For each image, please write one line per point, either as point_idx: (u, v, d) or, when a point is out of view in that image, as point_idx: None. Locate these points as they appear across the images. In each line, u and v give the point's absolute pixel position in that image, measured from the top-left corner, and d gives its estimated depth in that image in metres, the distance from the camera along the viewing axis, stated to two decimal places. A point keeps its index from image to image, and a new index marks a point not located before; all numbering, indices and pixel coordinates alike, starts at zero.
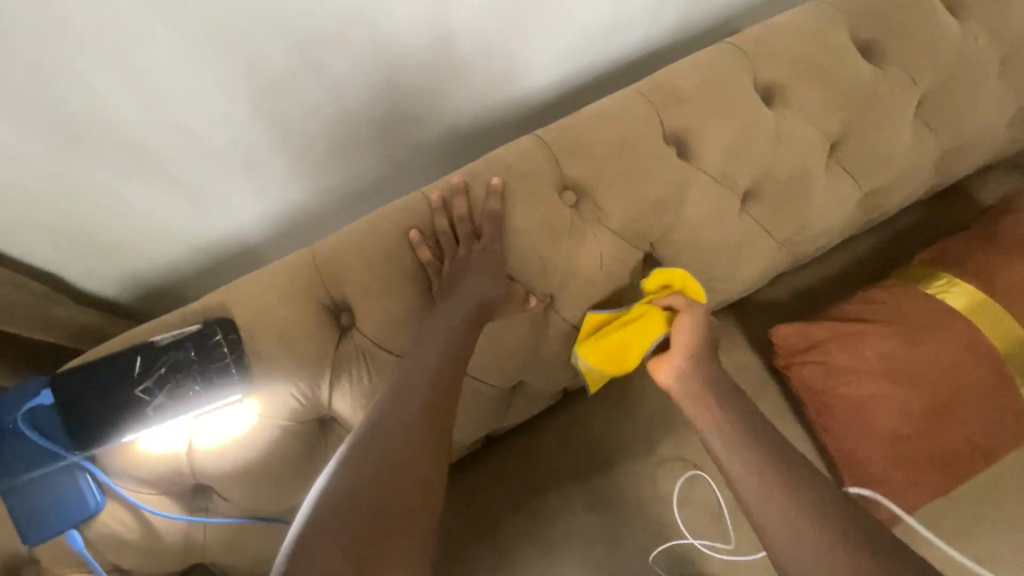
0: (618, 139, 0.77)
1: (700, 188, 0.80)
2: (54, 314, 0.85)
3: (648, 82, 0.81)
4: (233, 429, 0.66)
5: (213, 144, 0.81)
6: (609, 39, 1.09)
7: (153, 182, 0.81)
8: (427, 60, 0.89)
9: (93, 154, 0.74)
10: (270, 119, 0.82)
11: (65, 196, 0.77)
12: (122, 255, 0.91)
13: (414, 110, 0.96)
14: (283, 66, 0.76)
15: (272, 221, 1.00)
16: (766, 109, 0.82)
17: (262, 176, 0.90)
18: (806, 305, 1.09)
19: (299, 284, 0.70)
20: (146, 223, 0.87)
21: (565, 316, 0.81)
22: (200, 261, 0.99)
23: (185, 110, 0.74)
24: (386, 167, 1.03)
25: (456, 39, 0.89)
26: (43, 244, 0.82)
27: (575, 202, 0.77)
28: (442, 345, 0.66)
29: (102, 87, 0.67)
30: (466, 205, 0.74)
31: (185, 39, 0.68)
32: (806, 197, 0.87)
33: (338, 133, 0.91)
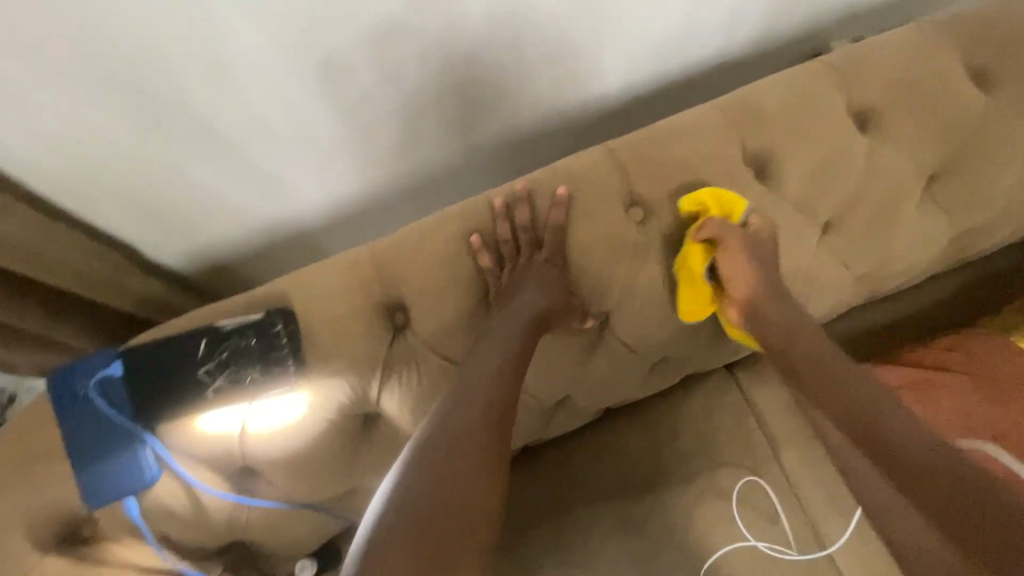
0: (695, 158, 0.74)
1: (778, 214, 0.75)
2: (121, 282, 0.90)
3: (732, 97, 0.77)
4: (285, 416, 0.67)
5: (283, 130, 0.83)
6: (686, 49, 1.04)
7: (220, 163, 0.84)
8: (496, 61, 0.88)
9: (169, 134, 0.76)
10: (339, 109, 0.83)
11: (143, 172, 0.81)
12: (186, 231, 0.94)
13: (479, 109, 0.95)
14: (355, 57, 0.77)
15: (326, 208, 1.01)
16: (858, 135, 0.76)
17: (323, 166, 0.92)
18: (876, 345, 1.01)
19: (359, 280, 0.70)
20: (214, 203, 0.90)
21: (621, 336, 0.78)
22: (258, 240, 1.03)
23: (257, 96, 0.76)
24: (445, 164, 1.03)
25: (531, 42, 0.87)
26: (116, 216, 0.86)
27: (642, 218, 0.74)
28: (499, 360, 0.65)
29: (187, 71, 0.69)
30: (530, 217, 0.73)
31: (266, 29, 0.69)
32: (893, 232, 0.80)
33: (403, 127, 0.92)
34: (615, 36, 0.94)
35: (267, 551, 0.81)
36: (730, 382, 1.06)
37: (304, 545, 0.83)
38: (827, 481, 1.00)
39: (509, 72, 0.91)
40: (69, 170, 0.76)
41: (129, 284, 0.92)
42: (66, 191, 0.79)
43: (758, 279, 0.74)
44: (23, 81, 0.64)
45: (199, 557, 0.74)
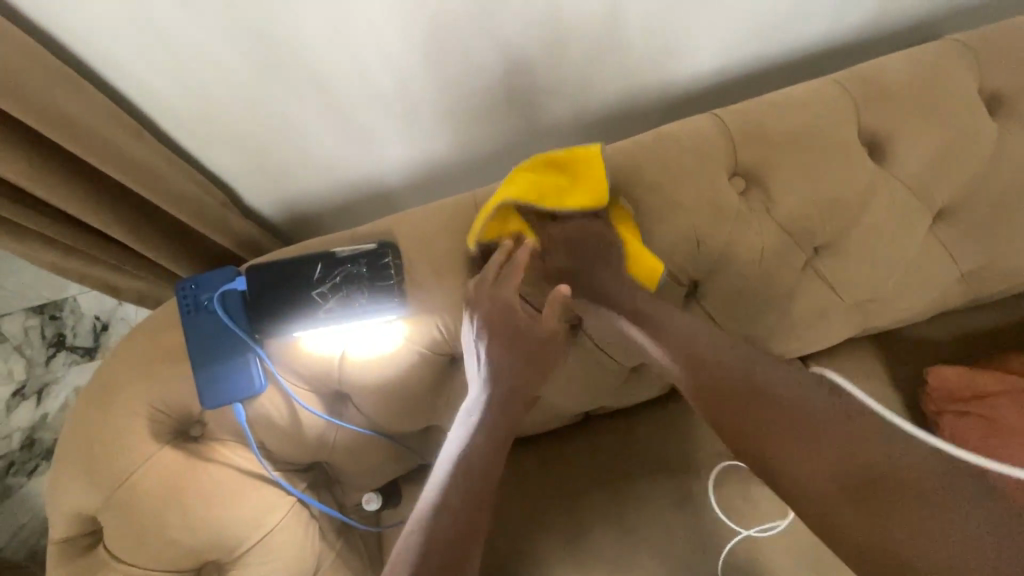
0: (806, 130, 0.72)
1: (889, 195, 0.73)
2: (226, 219, 0.96)
3: (851, 72, 0.74)
4: (384, 345, 0.71)
5: (386, 86, 0.86)
6: (796, 30, 0.99)
7: (328, 109, 0.88)
8: (603, 28, 0.87)
9: (288, 76, 0.81)
10: (442, 68, 0.86)
11: (259, 113, 0.86)
12: (288, 175, 0.99)
13: (576, 76, 0.95)
14: (468, 11, 0.78)
15: (417, 167, 1.05)
16: (988, 119, 0.72)
17: (420, 122, 0.95)
18: (969, 351, 0.96)
19: (460, 225, 0.73)
20: (315, 151, 0.95)
21: (709, 305, 0.78)
22: (347, 194, 1.07)
23: (372, 44, 0.79)
24: (534, 132, 1.04)
25: (636, 12, 0.87)
26: (230, 154, 0.92)
27: (744, 188, 0.74)
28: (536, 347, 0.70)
29: (312, 18, 0.73)
30: (633, 178, 0.73)
31: None
32: (1010, 226, 0.76)
33: (499, 91, 0.93)
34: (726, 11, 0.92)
35: (345, 475, 0.87)
36: None
37: (377, 476, 0.88)
38: None
39: (613, 41, 0.90)
40: (197, 105, 0.82)
41: (233, 222, 0.98)
42: (191, 125, 0.85)
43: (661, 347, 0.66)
44: (170, 20, 0.70)
45: (288, 470, 0.81)
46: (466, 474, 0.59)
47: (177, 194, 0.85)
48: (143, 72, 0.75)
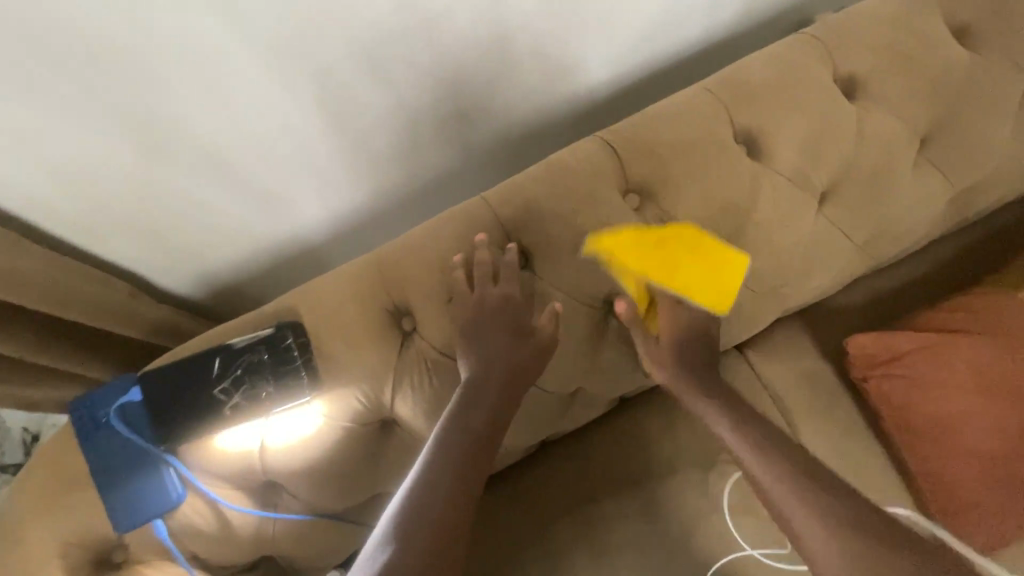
0: (687, 140, 0.74)
1: (774, 189, 0.75)
2: (132, 307, 0.88)
3: (718, 77, 0.77)
4: (302, 428, 0.68)
5: (283, 147, 0.83)
6: (672, 34, 1.03)
7: (226, 184, 0.83)
8: (484, 59, 0.87)
9: (173, 158, 0.76)
10: (341, 123, 0.84)
11: (150, 198, 0.81)
12: (196, 254, 0.94)
13: (468, 110, 0.95)
14: (346, 66, 0.77)
15: (332, 221, 1.00)
16: (847, 104, 0.76)
17: (327, 177, 0.91)
18: (884, 312, 1.01)
19: (365, 289, 0.71)
20: (219, 225, 0.90)
21: (626, 321, 0.79)
22: (263, 264, 1.02)
23: (256, 114, 0.76)
24: (439, 166, 1.02)
25: (516, 43, 0.88)
26: (128, 244, 0.86)
27: (639, 205, 0.75)
28: (490, 388, 0.65)
29: (190, 97, 0.70)
30: (528, 212, 0.73)
31: (261, 46, 0.69)
32: (889, 196, 0.81)
33: (402, 136, 0.92)
34: (600, 27, 0.94)
35: (298, 565, 0.82)
36: (741, 361, 1.01)
37: (333, 556, 0.84)
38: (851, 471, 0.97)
39: (495, 70, 0.90)
40: (77, 200, 0.76)
41: (141, 309, 0.90)
42: (78, 223, 0.79)
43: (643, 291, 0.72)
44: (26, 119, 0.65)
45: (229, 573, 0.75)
46: (421, 522, 0.53)
47: (82, 302, 0.80)
48: (9, 175, 0.70)
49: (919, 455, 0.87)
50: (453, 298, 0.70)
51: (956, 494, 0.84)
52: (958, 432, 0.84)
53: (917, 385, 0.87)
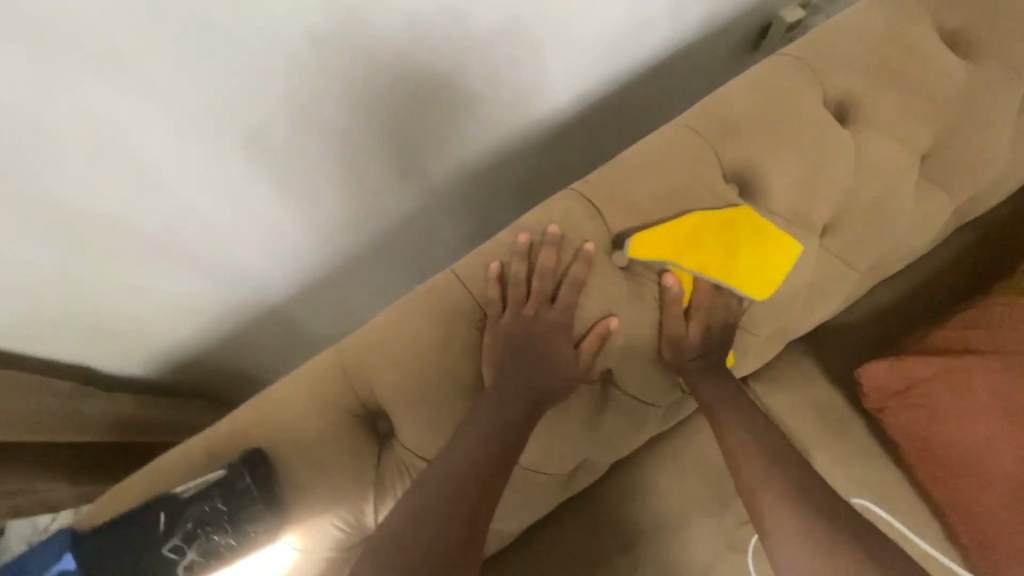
0: (674, 186, 0.67)
1: (773, 230, 0.69)
2: (79, 411, 0.74)
3: (699, 111, 0.70)
4: (273, 569, 0.60)
5: (226, 217, 0.71)
6: (641, 54, 0.96)
7: (165, 262, 0.71)
8: (443, 100, 0.76)
9: (95, 248, 0.64)
10: (280, 181, 0.71)
11: (75, 290, 0.68)
12: (143, 337, 0.81)
13: (431, 157, 0.84)
14: (289, 125, 0.64)
15: (294, 282, 0.89)
16: (841, 128, 0.70)
17: (282, 239, 0.80)
18: (889, 328, 0.96)
19: (330, 395, 0.62)
20: (165, 304, 0.78)
21: (624, 389, 0.72)
22: (206, 336, 0.88)
23: (189, 188, 0.64)
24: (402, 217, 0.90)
25: (477, 85, 0.78)
26: (59, 342, 0.74)
27: (627, 264, 0.67)
28: (444, 477, 0.59)
29: (86, 178, 0.55)
30: (502, 284, 0.65)
31: (183, 116, 0.56)
32: (892, 220, 0.75)
33: (354, 186, 0.79)
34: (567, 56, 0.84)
35: None
36: (747, 396, 0.95)
37: None
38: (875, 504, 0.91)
39: (457, 112, 0.80)
40: None
41: (89, 411, 0.75)
42: None
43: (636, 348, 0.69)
44: None
45: None
46: None
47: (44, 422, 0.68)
48: None
49: (942, 487, 0.83)
50: (432, 391, 0.63)
51: (986, 530, 0.79)
52: (987, 464, 0.79)
53: (935, 415, 0.81)
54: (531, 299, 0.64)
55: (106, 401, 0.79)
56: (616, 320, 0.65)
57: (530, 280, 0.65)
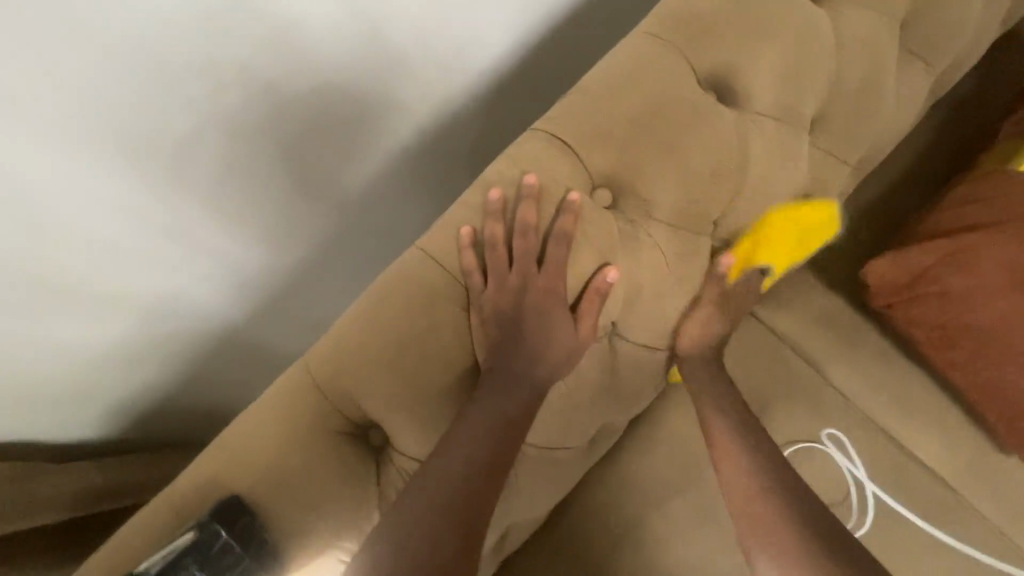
0: (650, 104, 0.59)
1: (758, 135, 0.62)
2: (27, 490, 0.63)
3: (660, 17, 0.62)
4: None
5: (130, 231, 0.59)
6: None
7: (72, 300, 0.60)
8: (363, 54, 0.64)
9: None
10: (172, 160, 0.57)
11: None
12: (78, 395, 0.70)
13: (366, 127, 0.72)
14: (168, 101, 0.53)
15: (242, 300, 0.77)
16: (814, 9, 0.63)
17: (212, 250, 0.68)
18: (880, 224, 0.92)
19: (305, 415, 0.53)
20: (90, 351, 0.67)
21: (633, 339, 0.64)
22: (144, 376, 0.75)
23: (67, 199, 0.53)
24: (350, 203, 0.79)
25: (406, 28, 0.66)
26: None
27: (612, 201, 0.60)
28: (435, 482, 0.52)
29: None
30: (478, 251, 0.56)
31: (23, 102, 0.45)
32: (879, 103, 0.69)
33: (275, 161, 0.66)
34: None
35: None
36: (752, 322, 0.91)
37: None
38: (898, 403, 0.88)
39: (385, 67, 0.68)
40: None
41: (38, 489, 0.64)
42: None
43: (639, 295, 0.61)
44: None
45: None
46: None
47: None
48: None
49: (964, 372, 0.80)
50: (423, 387, 0.54)
51: (1014, 404, 0.78)
52: (1003, 339, 0.76)
53: (944, 300, 0.78)
54: (512, 266, 0.56)
55: (58, 475, 0.67)
56: (612, 271, 0.57)
57: (510, 244, 0.57)
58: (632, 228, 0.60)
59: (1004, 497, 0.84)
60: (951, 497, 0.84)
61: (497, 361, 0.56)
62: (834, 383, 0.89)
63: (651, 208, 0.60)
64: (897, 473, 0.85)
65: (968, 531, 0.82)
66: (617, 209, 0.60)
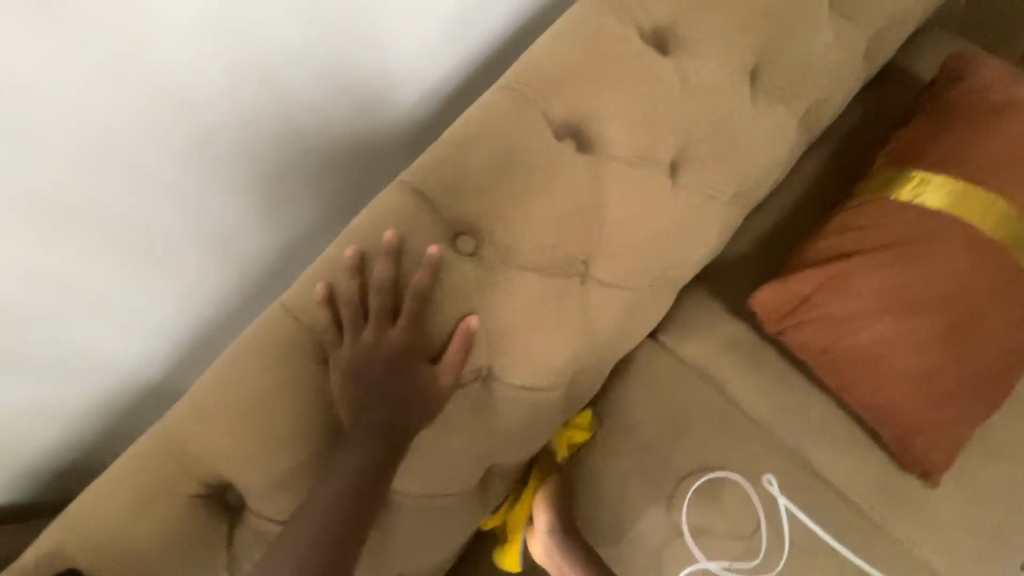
0: (505, 157, 0.61)
1: (615, 179, 0.65)
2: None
3: (518, 70, 0.65)
4: None
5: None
6: None
7: None
8: (239, 71, 0.61)
9: None
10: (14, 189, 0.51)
11: None
12: None
13: (260, 149, 0.67)
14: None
15: (145, 345, 0.70)
16: (662, 59, 0.66)
17: (90, 290, 0.61)
18: (779, 249, 0.95)
19: (151, 480, 0.52)
20: None
21: (509, 382, 0.65)
22: (52, 465, 0.68)
23: None
24: (260, 229, 0.74)
25: (300, 81, 0.67)
26: None
27: (474, 247, 0.61)
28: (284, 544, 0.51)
29: None
30: (334, 308, 0.56)
31: None
32: (741, 141, 0.72)
33: (175, 219, 0.64)
34: None
35: None
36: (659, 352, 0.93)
37: None
38: (807, 427, 0.89)
39: (271, 89, 0.65)
40: None
41: None
42: None
43: (503, 338, 0.63)
44: None
45: None
46: None
47: None
48: None
49: (854, 394, 0.82)
50: (277, 444, 0.54)
51: (903, 423, 0.81)
52: (882, 360, 0.80)
53: (828, 324, 0.81)
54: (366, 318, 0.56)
55: None
56: (475, 318, 0.58)
57: (366, 298, 0.55)
58: (494, 274, 0.61)
59: (917, 516, 0.84)
60: (859, 518, 0.84)
61: (352, 418, 0.55)
62: (741, 411, 0.90)
63: (511, 255, 0.62)
64: (804, 497, 0.85)
65: (875, 554, 0.83)
66: (478, 256, 0.61)
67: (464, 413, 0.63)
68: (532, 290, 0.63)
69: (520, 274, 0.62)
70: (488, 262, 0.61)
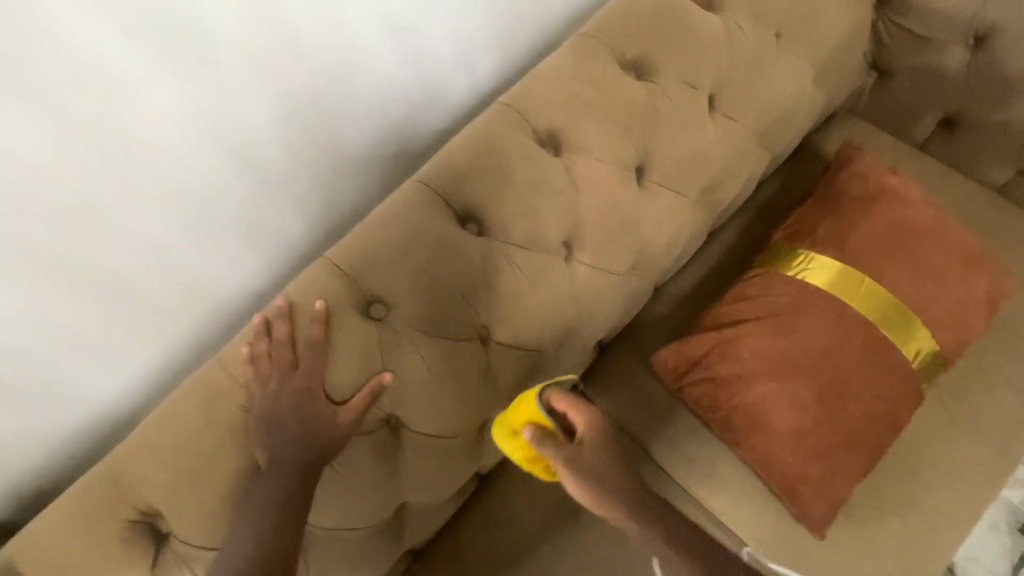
0: (411, 240, 0.73)
1: (509, 259, 0.77)
2: None
3: (431, 166, 0.77)
4: None
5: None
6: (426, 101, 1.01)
7: None
8: (202, 165, 0.75)
9: None
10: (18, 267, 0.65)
11: None
12: None
13: (220, 222, 0.82)
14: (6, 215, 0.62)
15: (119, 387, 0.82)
16: (552, 160, 0.79)
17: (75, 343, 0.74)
18: (691, 310, 1.06)
19: (96, 507, 0.64)
20: None
21: (414, 429, 0.75)
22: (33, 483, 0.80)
23: None
24: (224, 289, 0.87)
25: (251, 167, 0.81)
26: None
27: (384, 313, 0.72)
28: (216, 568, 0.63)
29: None
30: (257, 368, 0.68)
31: None
32: (629, 225, 0.84)
33: (151, 279, 0.78)
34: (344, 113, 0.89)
35: None
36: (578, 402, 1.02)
37: None
38: (713, 478, 0.95)
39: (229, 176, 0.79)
40: None
41: None
42: None
43: (406, 393, 0.73)
44: None
45: None
46: None
47: None
48: None
49: (745, 448, 0.90)
50: (200, 481, 0.64)
51: (788, 477, 0.88)
52: (766, 419, 0.88)
53: (718, 384, 0.90)
54: (281, 376, 0.67)
55: None
56: (389, 374, 0.70)
57: (283, 360, 0.67)
58: (398, 337, 0.72)
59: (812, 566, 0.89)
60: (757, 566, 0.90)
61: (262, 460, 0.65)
62: (651, 462, 0.97)
63: (415, 322, 0.73)
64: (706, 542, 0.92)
65: None
66: (385, 323, 0.72)
67: (371, 455, 0.72)
68: (433, 351, 0.74)
69: (422, 336, 0.73)
70: (394, 327, 0.72)
